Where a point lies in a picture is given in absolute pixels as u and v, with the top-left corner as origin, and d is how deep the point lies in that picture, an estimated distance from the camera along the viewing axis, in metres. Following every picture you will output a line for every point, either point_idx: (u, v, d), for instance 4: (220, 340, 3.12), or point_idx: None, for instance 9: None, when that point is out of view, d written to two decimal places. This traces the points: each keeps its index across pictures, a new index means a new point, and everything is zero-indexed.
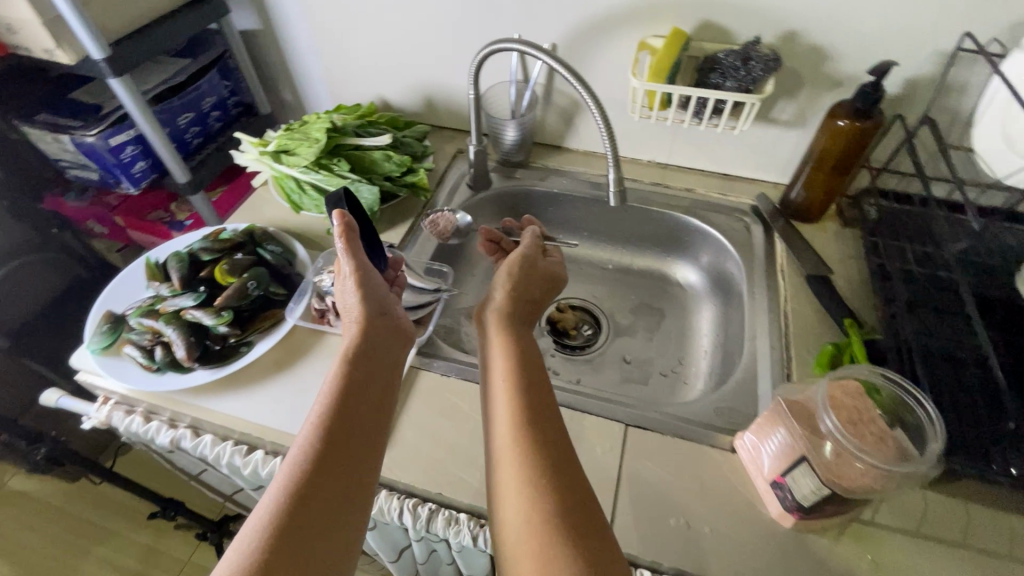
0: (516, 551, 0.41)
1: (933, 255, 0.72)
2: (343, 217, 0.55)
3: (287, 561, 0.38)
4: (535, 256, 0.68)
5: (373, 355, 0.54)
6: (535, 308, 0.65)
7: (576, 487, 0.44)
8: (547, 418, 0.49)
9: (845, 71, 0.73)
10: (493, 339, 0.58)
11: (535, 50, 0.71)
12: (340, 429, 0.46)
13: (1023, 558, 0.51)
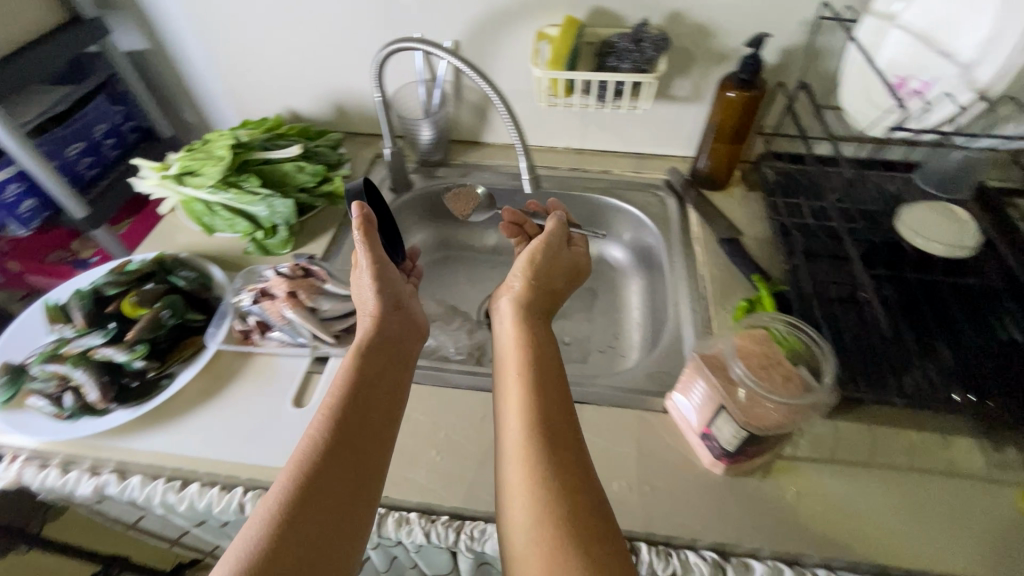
0: (522, 550, 0.41)
1: (823, 211, 0.79)
2: (362, 210, 0.57)
3: (296, 544, 0.40)
4: (560, 242, 0.68)
5: (382, 354, 0.55)
6: (553, 298, 0.65)
7: (583, 486, 0.44)
8: (557, 412, 0.49)
9: (729, 45, 0.78)
10: (509, 330, 0.58)
11: (439, 49, 0.74)
12: (352, 423, 0.48)
13: (920, 467, 0.57)
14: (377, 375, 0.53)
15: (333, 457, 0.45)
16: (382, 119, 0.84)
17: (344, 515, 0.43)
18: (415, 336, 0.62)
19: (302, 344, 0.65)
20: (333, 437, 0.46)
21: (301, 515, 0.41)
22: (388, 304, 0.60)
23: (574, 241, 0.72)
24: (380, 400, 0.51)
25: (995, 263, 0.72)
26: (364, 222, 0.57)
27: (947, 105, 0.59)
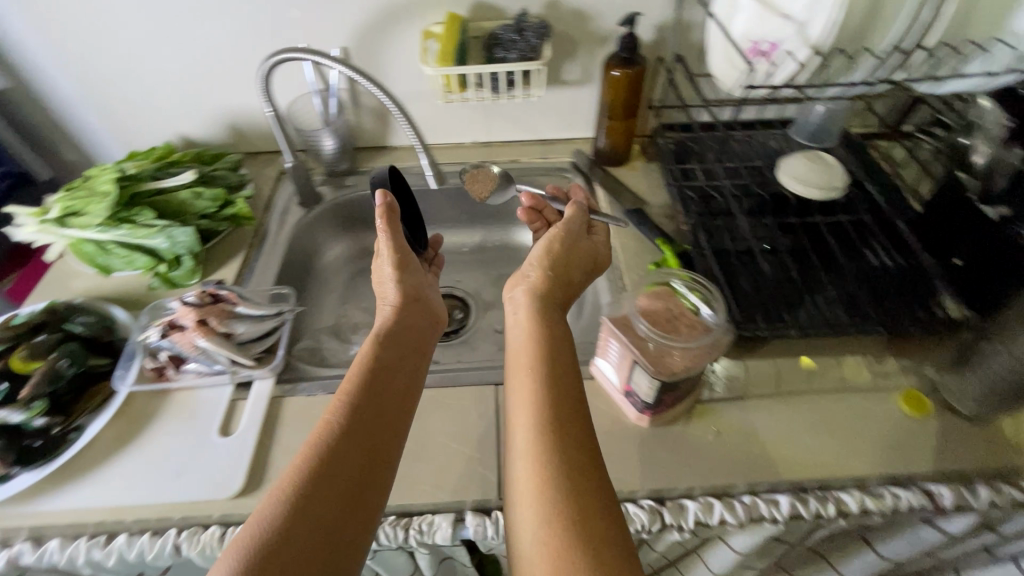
0: (529, 550, 0.41)
1: (712, 173, 0.85)
2: (385, 197, 0.60)
3: (308, 525, 0.41)
4: (579, 232, 0.65)
5: (397, 347, 0.55)
6: (571, 290, 0.62)
7: (591, 484, 0.43)
8: (568, 406, 0.48)
9: (607, 27, 0.82)
10: (524, 319, 0.56)
11: (326, 58, 0.74)
12: (367, 411, 0.48)
13: (819, 388, 0.64)
14: (389, 368, 0.53)
15: (344, 445, 0.46)
16: (277, 133, 0.82)
17: (350, 509, 0.43)
18: (433, 329, 0.62)
19: (220, 371, 0.64)
20: (344, 426, 0.47)
21: (310, 503, 0.42)
22: (408, 292, 0.61)
23: (595, 228, 0.69)
24: (392, 399, 0.51)
25: (862, 199, 0.81)
26: (385, 208, 0.60)
27: (789, 65, 0.62)
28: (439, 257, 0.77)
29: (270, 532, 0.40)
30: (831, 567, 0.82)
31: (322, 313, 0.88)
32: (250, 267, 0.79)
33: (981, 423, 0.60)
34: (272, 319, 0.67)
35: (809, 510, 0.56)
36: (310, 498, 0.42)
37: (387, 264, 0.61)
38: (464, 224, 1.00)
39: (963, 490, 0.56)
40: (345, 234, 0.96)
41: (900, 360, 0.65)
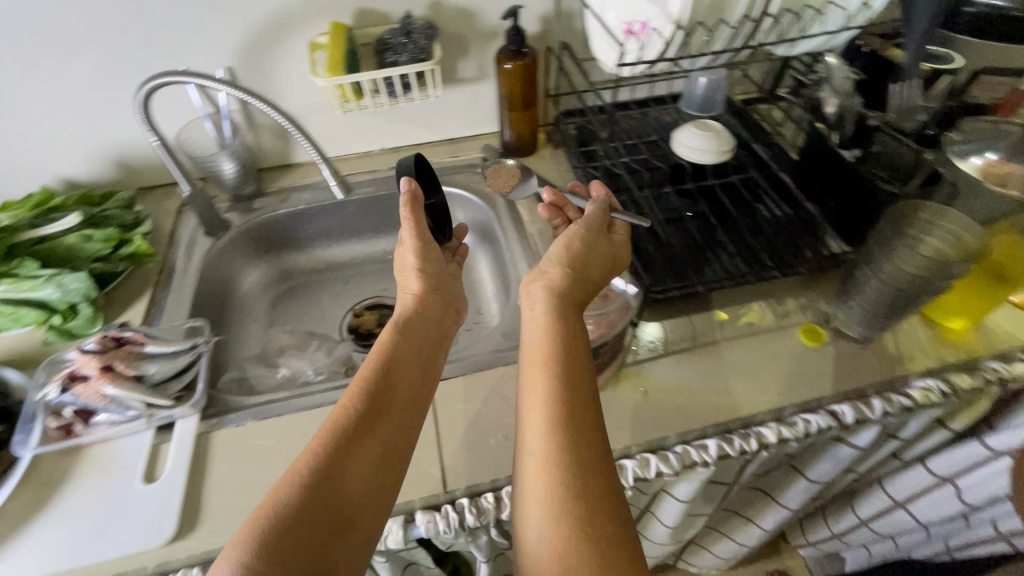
0: (537, 551, 0.41)
1: (614, 151, 0.90)
2: (410, 183, 0.58)
3: (323, 511, 0.41)
4: (600, 230, 0.61)
5: (414, 341, 0.54)
6: (590, 291, 0.57)
7: (601, 487, 0.42)
8: (584, 401, 0.46)
9: (493, 22, 0.84)
10: (539, 313, 0.52)
11: (209, 80, 0.71)
12: (382, 402, 0.48)
13: (730, 335, 0.69)
14: (403, 363, 0.52)
15: (355, 440, 0.45)
16: (170, 163, 0.79)
17: (360, 507, 0.43)
18: (450, 319, 0.60)
19: (135, 417, 0.60)
20: (356, 421, 0.46)
21: (320, 499, 0.41)
22: (428, 283, 0.60)
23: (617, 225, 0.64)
24: (406, 399, 0.50)
25: (749, 158, 0.87)
26: (408, 197, 0.58)
27: (656, 42, 0.66)
28: (464, 251, 0.72)
29: (283, 515, 0.40)
30: (773, 500, 0.89)
31: (248, 341, 0.85)
32: (159, 305, 0.75)
33: (869, 343, 0.67)
34: (187, 353, 0.64)
35: (734, 448, 0.61)
36: (319, 492, 0.42)
37: (410, 253, 0.60)
38: (384, 232, 0.98)
39: (859, 405, 0.64)
40: (262, 258, 0.93)
41: (796, 299, 0.72)
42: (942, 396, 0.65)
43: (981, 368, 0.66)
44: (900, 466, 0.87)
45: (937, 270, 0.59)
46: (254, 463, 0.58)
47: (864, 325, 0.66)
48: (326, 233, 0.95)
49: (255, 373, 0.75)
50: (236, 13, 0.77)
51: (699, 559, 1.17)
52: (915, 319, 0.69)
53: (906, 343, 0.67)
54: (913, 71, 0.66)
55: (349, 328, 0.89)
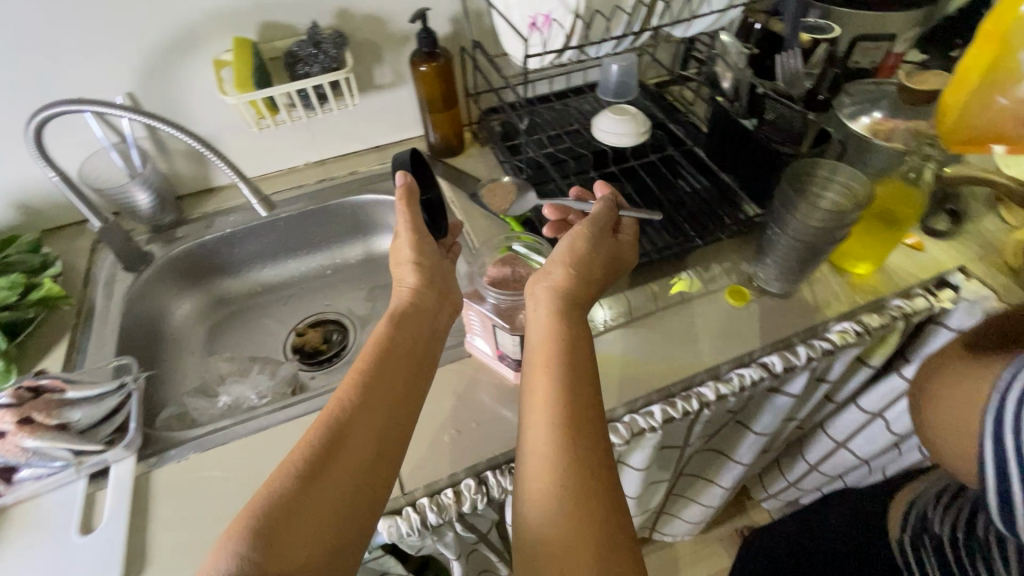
0: (538, 547, 0.43)
1: (538, 142, 0.92)
2: (405, 177, 0.58)
3: (318, 503, 0.42)
4: (607, 231, 0.61)
5: (410, 337, 0.54)
6: (595, 293, 0.58)
7: (598, 484, 0.45)
8: (583, 399, 0.48)
9: (404, 26, 0.85)
10: (541, 314, 0.54)
11: (108, 107, 0.68)
12: (377, 395, 0.48)
13: (663, 305, 0.72)
14: (399, 357, 0.52)
15: (352, 434, 0.46)
16: (75, 198, 0.75)
17: (360, 501, 0.44)
18: (445, 313, 0.59)
19: (64, 467, 0.57)
20: (353, 415, 0.47)
21: (321, 491, 0.42)
22: (423, 277, 0.59)
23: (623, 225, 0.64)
24: (404, 395, 0.50)
25: (666, 137, 0.92)
26: (406, 193, 0.58)
27: (559, 34, 0.70)
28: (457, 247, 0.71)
29: (279, 508, 0.41)
30: (728, 458, 0.93)
31: (186, 375, 0.81)
32: (81, 349, 0.71)
33: (789, 296, 0.72)
34: (115, 394, 0.61)
35: (678, 410, 0.65)
36: (317, 485, 0.42)
37: (406, 247, 0.60)
38: (320, 248, 0.96)
39: (786, 354, 0.69)
40: (193, 288, 0.89)
41: (720, 264, 0.77)
42: (858, 336, 0.70)
43: (888, 306, 0.72)
44: (835, 409, 0.93)
45: (835, 223, 0.62)
46: (201, 495, 0.56)
47: (779, 280, 0.70)
48: (259, 255, 0.93)
49: (196, 406, 0.73)
50: (130, 36, 0.74)
51: (671, 527, 1.21)
52: (827, 270, 0.75)
53: (821, 293, 0.73)
54: (791, 43, 0.75)
55: (293, 348, 0.87)
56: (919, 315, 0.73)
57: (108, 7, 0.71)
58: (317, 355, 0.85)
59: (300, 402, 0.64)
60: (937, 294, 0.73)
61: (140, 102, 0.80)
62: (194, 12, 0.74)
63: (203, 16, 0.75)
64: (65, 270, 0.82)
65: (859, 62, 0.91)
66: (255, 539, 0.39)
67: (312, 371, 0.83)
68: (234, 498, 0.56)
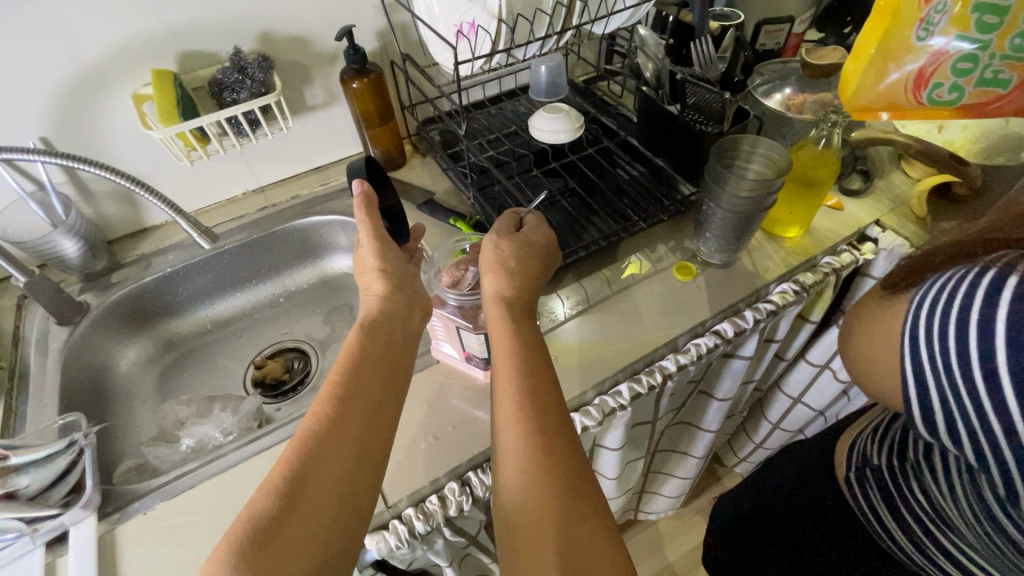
0: (520, 532, 0.44)
1: (479, 146, 0.93)
2: (364, 184, 0.59)
3: (300, 519, 0.41)
4: (507, 230, 0.62)
5: (381, 343, 0.53)
6: (523, 284, 0.59)
7: (572, 466, 0.47)
8: (547, 390, 0.51)
9: (330, 45, 0.84)
10: (493, 316, 0.56)
11: (20, 154, 0.65)
12: (351, 403, 0.48)
13: (617, 289, 0.75)
14: (370, 365, 0.51)
15: (328, 448, 0.45)
16: None
17: (344, 512, 0.43)
18: (416, 317, 0.58)
19: (18, 538, 0.53)
20: (329, 428, 0.46)
21: (302, 506, 0.42)
22: (391, 282, 0.58)
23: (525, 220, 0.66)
24: (379, 402, 0.49)
25: (600, 130, 0.95)
26: (364, 202, 0.59)
27: (485, 40, 0.72)
28: (421, 253, 0.71)
29: (261, 528, 0.40)
30: (697, 428, 0.98)
31: (140, 425, 0.77)
32: (19, 413, 0.67)
33: (731, 265, 0.77)
34: (65, 454, 0.58)
35: (643, 386, 0.68)
36: (298, 503, 0.42)
37: (368, 256, 0.59)
38: (270, 277, 0.94)
39: (736, 320, 0.73)
40: (137, 334, 0.85)
41: (665, 244, 0.81)
42: (796, 295, 0.75)
43: (819, 265, 0.79)
44: (786, 367, 0.99)
45: (759, 194, 0.67)
46: (174, 544, 0.54)
47: (719, 251, 0.75)
48: (204, 292, 0.89)
49: (157, 454, 0.70)
50: (37, 79, 0.70)
51: (654, 504, 1.25)
52: (761, 237, 0.80)
53: (760, 259, 0.78)
54: (702, 30, 0.79)
55: (254, 381, 0.84)
56: (847, 270, 0.79)
57: (8, 51, 0.67)
58: (279, 386, 0.83)
59: (270, 432, 0.63)
60: (860, 247, 0.81)
61: (55, 145, 0.76)
62: (105, 47, 0.71)
63: (115, 51, 0.72)
64: None
65: (766, 44, 0.98)
66: (239, 564, 0.38)
67: (277, 402, 0.81)
68: (211, 540, 0.54)
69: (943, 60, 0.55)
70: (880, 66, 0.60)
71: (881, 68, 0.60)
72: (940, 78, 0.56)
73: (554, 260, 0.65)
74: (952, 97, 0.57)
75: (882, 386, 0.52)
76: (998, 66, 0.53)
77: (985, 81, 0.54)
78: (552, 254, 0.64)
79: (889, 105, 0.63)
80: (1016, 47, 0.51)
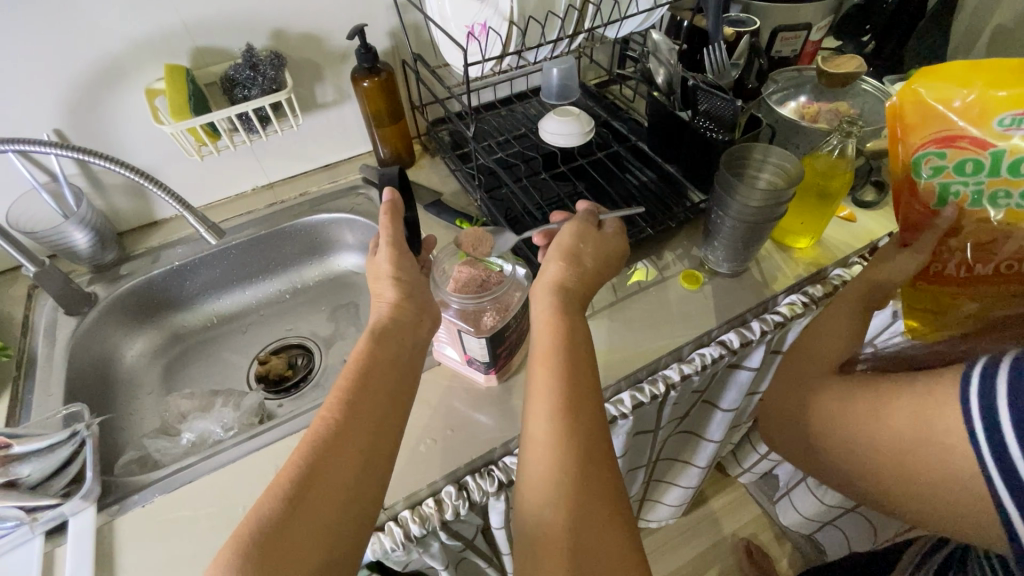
0: (539, 539, 0.44)
1: (490, 147, 0.93)
2: (392, 194, 0.61)
3: (308, 521, 0.41)
4: (593, 226, 0.63)
5: (392, 349, 0.53)
6: (588, 281, 0.59)
7: (598, 475, 0.46)
8: (585, 393, 0.49)
9: (341, 43, 0.84)
10: (541, 311, 0.55)
11: (34, 145, 0.65)
12: (361, 408, 0.48)
13: (622, 296, 0.74)
14: (382, 372, 0.51)
15: (339, 453, 0.45)
16: (5, 245, 0.71)
17: (348, 519, 0.43)
18: (425, 327, 0.58)
19: (17, 527, 0.54)
20: (339, 434, 0.46)
21: (309, 508, 0.42)
22: (402, 291, 0.57)
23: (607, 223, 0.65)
24: (388, 409, 0.49)
25: (610, 134, 0.95)
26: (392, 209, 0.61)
27: (496, 41, 0.72)
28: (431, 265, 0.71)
29: (269, 528, 0.40)
30: (700, 437, 0.97)
31: (144, 417, 0.78)
32: (25, 401, 0.68)
33: (740, 275, 0.76)
34: (66, 444, 0.59)
35: (646, 394, 0.67)
36: (305, 506, 0.42)
37: (383, 262, 0.59)
38: (277, 273, 0.94)
39: (742, 330, 0.72)
40: (146, 326, 0.86)
41: (673, 251, 0.80)
42: (805, 307, 0.74)
43: (830, 276, 0.77)
44: None
45: (772, 201, 0.66)
46: (171, 538, 0.54)
47: (728, 261, 0.74)
48: (212, 286, 0.90)
49: (158, 447, 0.70)
50: (53, 71, 0.71)
51: (655, 513, 1.24)
52: (771, 247, 0.79)
53: (768, 269, 0.77)
54: (716, 37, 0.76)
55: (257, 377, 0.85)
56: None
57: (21, 42, 0.67)
58: (282, 382, 0.83)
59: (267, 430, 0.63)
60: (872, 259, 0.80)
61: (70, 138, 0.77)
62: (118, 41, 0.72)
63: (129, 45, 0.73)
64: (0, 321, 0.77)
65: (782, 51, 0.97)
66: (246, 566, 0.38)
67: (280, 399, 0.81)
68: (208, 534, 0.54)
69: (973, 149, 0.53)
70: (977, 96, 0.52)
71: (966, 99, 0.52)
72: (953, 154, 0.54)
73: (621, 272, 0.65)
74: (925, 170, 0.57)
75: (823, 440, 0.49)
76: (961, 192, 0.55)
77: (945, 186, 0.56)
78: (616, 263, 0.63)
79: (911, 121, 0.56)
80: (985, 199, 0.54)
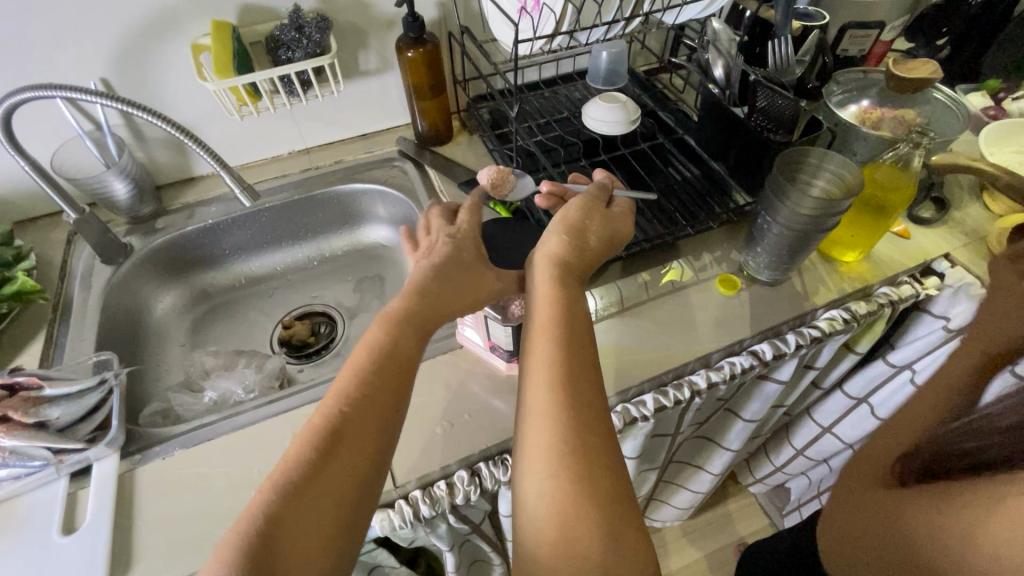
0: (541, 519, 0.43)
1: (531, 129, 0.90)
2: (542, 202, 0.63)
3: (315, 495, 0.41)
4: (601, 203, 0.60)
5: (411, 326, 0.50)
6: (587, 259, 0.56)
7: (600, 451, 0.44)
8: (587, 374, 0.47)
9: (389, 11, 0.82)
10: (540, 285, 0.52)
11: (80, 92, 0.65)
12: (371, 382, 0.46)
13: (651, 296, 0.72)
14: (396, 351, 0.48)
15: (350, 438, 0.43)
16: (47, 189, 0.72)
17: (352, 509, 0.42)
18: (461, 306, 0.53)
19: (43, 467, 0.55)
20: (346, 409, 0.44)
21: (315, 481, 0.41)
22: None
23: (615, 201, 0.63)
24: (396, 391, 0.47)
25: (656, 125, 0.91)
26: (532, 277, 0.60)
27: (549, 18, 0.68)
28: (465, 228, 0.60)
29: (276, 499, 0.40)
30: (717, 444, 0.94)
31: (170, 368, 0.80)
32: (58, 344, 0.70)
33: (779, 284, 0.73)
34: (95, 391, 0.60)
35: (669, 399, 0.66)
36: (308, 497, 0.40)
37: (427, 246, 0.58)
38: (304, 238, 0.94)
39: (776, 342, 0.70)
40: (174, 281, 0.87)
41: (711, 253, 0.77)
42: (846, 323, 0.71)
43: (875, 294, 0.74)
44: (822, 395, 0.94)
45: (827, 211, 0.62)
46: (186, 493, 0.55)
47: (770, 268, 0.71)
48: (243, 246, 0.91)
49: (181, 402, 0.71)
50: (103, 17, 0.71)
51: (662, 513, 1.22)
52: (816, 258, 0.76)
53: (811, 281, 0.73)
54: (783, 29, 0.72)
55: (280, 341, 0.85)
56: (905, 303, 0.74)
57: None
58: (304, 349, 0.84)
59: (287, 397, 0.63)
60: (923, 282, 0.75)
61: (115, 87, 0.77)
62: None
63: None
64: (40, 264, 0.79)
65: (848, 50, 0.90)
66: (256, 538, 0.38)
67: (300, 364, 0.82)
68: (220, 496, 0.55)
69: None
70: None
71: None
72: None
73: (613, 256, 0.61)
74: None
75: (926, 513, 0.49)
76: None
77: None
78: (619, 246, 0.60)
79: None
80: None
